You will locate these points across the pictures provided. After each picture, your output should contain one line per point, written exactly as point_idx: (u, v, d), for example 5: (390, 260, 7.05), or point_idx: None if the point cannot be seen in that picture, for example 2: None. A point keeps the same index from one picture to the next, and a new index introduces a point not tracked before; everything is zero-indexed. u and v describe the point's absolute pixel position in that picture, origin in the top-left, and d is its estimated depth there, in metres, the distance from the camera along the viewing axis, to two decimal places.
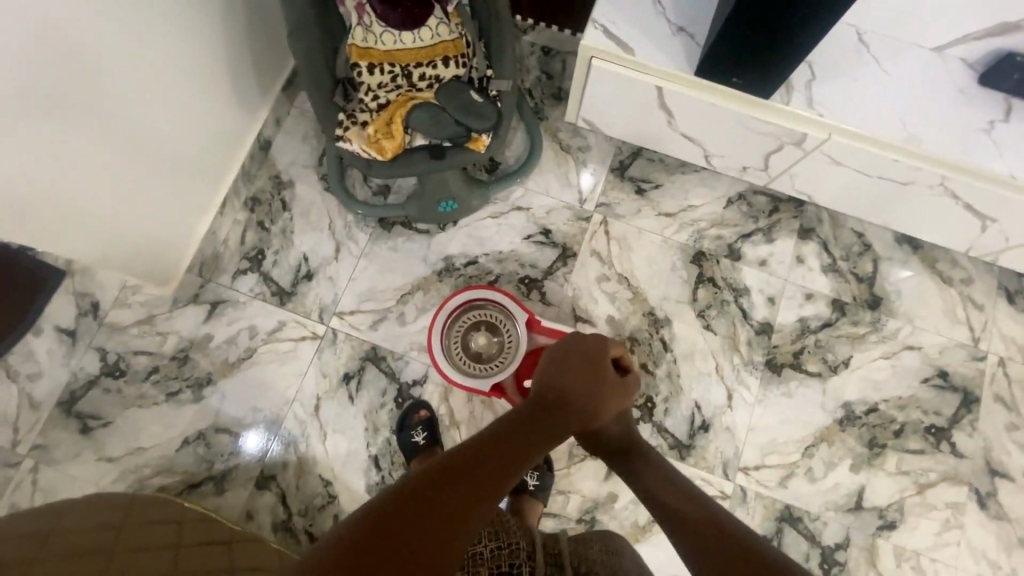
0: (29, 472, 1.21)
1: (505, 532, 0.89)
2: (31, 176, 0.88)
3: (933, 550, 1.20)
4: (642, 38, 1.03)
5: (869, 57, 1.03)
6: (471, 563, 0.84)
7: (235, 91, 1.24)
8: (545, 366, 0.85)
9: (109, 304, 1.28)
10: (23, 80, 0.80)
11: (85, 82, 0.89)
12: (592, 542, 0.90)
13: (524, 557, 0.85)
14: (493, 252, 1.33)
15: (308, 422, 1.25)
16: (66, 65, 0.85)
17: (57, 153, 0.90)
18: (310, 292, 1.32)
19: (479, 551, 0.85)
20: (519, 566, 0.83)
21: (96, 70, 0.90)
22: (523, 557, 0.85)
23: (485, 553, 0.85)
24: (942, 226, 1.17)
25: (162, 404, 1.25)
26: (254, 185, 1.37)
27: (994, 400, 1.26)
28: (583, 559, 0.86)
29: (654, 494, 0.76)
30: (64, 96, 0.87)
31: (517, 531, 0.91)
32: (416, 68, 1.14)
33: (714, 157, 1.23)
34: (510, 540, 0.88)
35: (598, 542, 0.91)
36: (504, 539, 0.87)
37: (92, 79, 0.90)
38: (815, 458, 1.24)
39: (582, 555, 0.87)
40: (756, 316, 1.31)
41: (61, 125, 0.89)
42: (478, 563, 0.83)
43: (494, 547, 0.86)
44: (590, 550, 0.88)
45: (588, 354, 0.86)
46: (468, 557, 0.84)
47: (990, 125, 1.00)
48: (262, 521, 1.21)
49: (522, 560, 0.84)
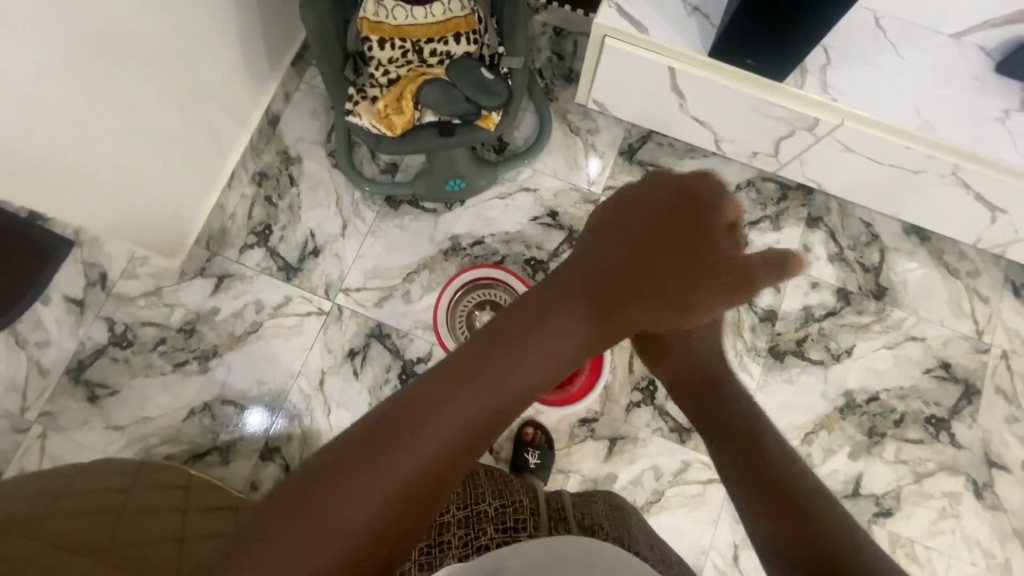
0: (38, 438, 1.22)
1: (509, 490, 0.89)
2: (44, 152, 0.89)
3: (928, 538, 1.21)
4: (657, 18, 1.02)
5: (885, 41, 1.02)
6: (476, 520, 0.84)
7: (245, 66, 1.24)
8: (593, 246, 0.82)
9: (117, 275, 1.29)
10: (38, 56, 0.80)
11: (97, 60, 0.90)
12: (598, 498, 0.91)
13: (529, 513, 0.84)
14: (499, 232, 1.33)
15: (313, 396, 1.27)
16: (82, 44, 0.86)
17: (71, 129, 0.91)
18: (316, 268, 1.32)
19: (482, 509, 0.85)
20: (525, 521, 0.83)
21: (109, 48, 0.91)
22: (527, 511, 0.84)
23: (490, 510, 0.85)
24: (953, 216, 1.16)
25: (169, 374, 1.27)
26: (262, 160, 1.38)
27: (996, 393, 1.27)
28: (586, 513, 0.86)
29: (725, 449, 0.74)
30: (71, 67, 0.86)
31: (521, 490, 0.90)
32: (427, 44, 1.13)
33: (725, 141, 1.22)
34: (514, 497, 0.87)
35: (600, 496, 0.92)
36: (508, 497, 0.87)
37: (105, 57, 0.91)
38: (814, 445, 1.25)
39: (585, 508, 0.88)
40: (760, 303, 1.31)
41: (76, 105, 0.90)
42: (483, 520, 0.84)
43: (498, 503, 0.86)
44: (596, 504, 0.89)
45: (648, 223, 0.82)
46: (472, 513, 0.85)
47: (1004, 113, 0.99)
48: (266, 492, 1.22)
49: (528, 516, 0.84)
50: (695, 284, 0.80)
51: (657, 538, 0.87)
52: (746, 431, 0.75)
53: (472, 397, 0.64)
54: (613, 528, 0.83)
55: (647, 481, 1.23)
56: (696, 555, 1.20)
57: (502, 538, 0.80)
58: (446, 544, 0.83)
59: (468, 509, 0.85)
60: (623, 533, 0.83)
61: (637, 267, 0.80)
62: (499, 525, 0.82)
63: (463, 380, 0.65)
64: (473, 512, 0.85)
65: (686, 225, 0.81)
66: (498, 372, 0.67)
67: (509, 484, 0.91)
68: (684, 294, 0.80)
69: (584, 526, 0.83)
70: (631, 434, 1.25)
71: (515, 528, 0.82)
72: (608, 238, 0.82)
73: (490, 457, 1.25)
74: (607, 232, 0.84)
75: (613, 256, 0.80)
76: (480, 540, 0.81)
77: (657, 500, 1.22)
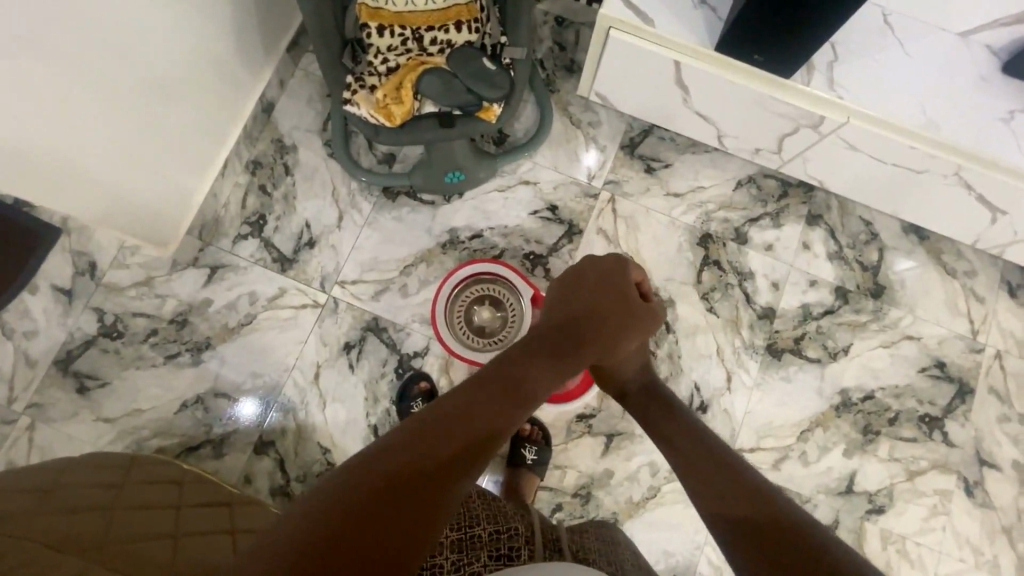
0: (26, 430, 1.20)
1: (504, 517, 0.88)
2: (34, 143, 0.87)
3: (919, 534, 1.22)
4: (664, 11, 1.00)
5: (893, 39, 1.01)
6: (469, 545, 0.82)
7: (239, 51, 1.20)
8: (559, 302, 0.88)
9: (107, 264, 1.26)
10: (30, 48, 0.78)
11: (91, 51, 0.88)
12: (588, 532, 0.92)
13: (524, 541, 0.84)
14: (498, 226, 1.32)
15: (308, 389, 1.25)
16: (74, 35, 0.84)
17: (63, 121, 0.89)
18: (312, 260, 1.30)
19: (476, 533, 0.84)
20: (519, 549, 0.82)
21: (102, 39, 0.89)
22: (522, 539, 0.84)
23: (484, 535, 0.84)
24: (953, 216, 1.16)
25: (161, 366, 1.25)
26: (256, 149, 1.34)
27: (989, 392, 1.28)
28: (582, 546, 0.87)
29: (673, 443, 0.80)
30: (64, 58, 0.84)
31: (515, 515, 0.90)
32: (428, 32, 1.10)
33: (727, 137, 1.21)
34: (509, 524, 0.86)
35: (592, 530, 0.94)
36: (503, 524, 0.86)
37: (98, 47, 0.89)
38: (810, 442, 1.26)
39: (579, 541, 0.89)
40: (759, 301, 1.31)
41: (70, 97, 0.88)
42: (475, 545, 0.82)
43: (492, 530, 0.84)
44: (587, 538, 0.90)
45: (606, 278, 0.88)
46: (464, 538, 0.83)
47: (1009, 114, 0.98)
48: (260, 486, 1.21)
49: (520, 541, 0.83)
50: (631, 328, 0.87)
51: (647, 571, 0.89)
52: (671, 417, 0.85)
53: (456, 430, 0.63)
54: (606, 563, 0.84)
55: (643, 477, 1.23)
56: (691, 550, 1.21)
57: (496, 566, 0.79)
58: (438, 570, 0.80)
59: (461, 534, 0.84)
60: (615, 569, 0.83)
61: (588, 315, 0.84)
62: (493, 552, 0.81)
63: (445, 415, 0.64)
64: (467, 535, 0.84)
65: (620, 281, 0.88)
66: (482, 407, 0.68)
67: (503, 510, 0.90)
68: (637, 334, 0.87)
69: (578, 557, 0.84)
70: (628, 430, 1.25)
71: (509, 555, 0.81)
72: (574, 290, 0.88)
73: None
74: (556, 295, 0.89)
75: (582, 301, 0.86)
76: (473, 566, 0.79)
77: (653, 496, 1.22)
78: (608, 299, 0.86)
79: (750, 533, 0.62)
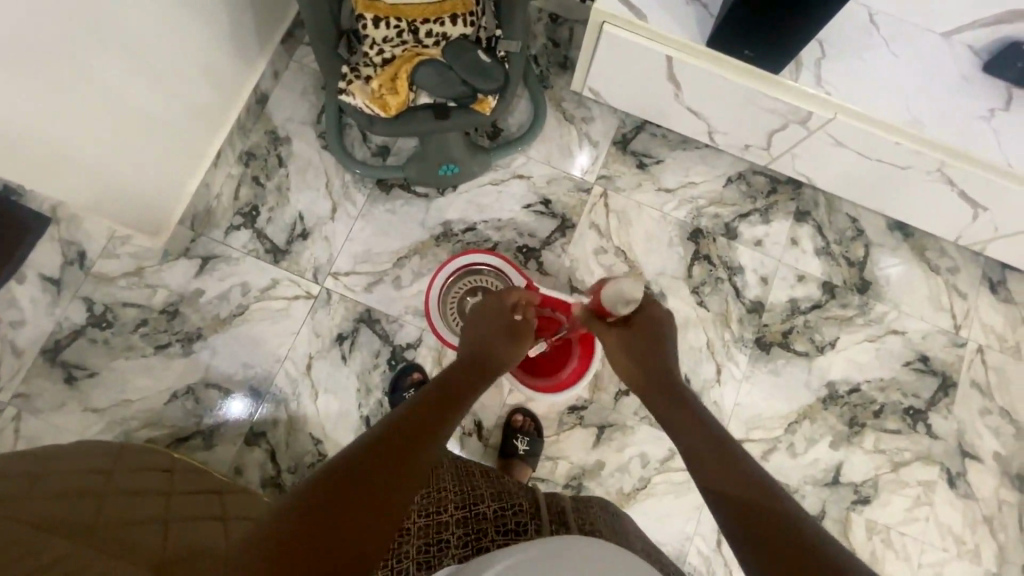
0: (11, 420, 1.18)
1: (508, 495, 0.89)
2: (28, 134, 0.87)
3: (903, 524, 1.25)
4: (657, 6, 1.01)
5: (878, 37, 1.03)
6: (474, 521, 0.84)
7: (234, 43, 1.21)
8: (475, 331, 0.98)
9: (96, 254, 1.25)
10: (25, 34, 0.78)
11: (87, 39, 0.88)
12: (593, 503, 0.93)
13: (530, 516, 0.85)
14: (492, 219, 1.33)
15: (300, 380, 1.25)
16: (69, 23, 0.84)
17: (59, 110, 0.89)
18: (305, 251, 1.30)
19: (481, 510, 0.85)
20: (526, 525, 0.83)
21: (97, 28, 0.89)
22: (527, 514, 0.85)
23: (488, 512, 0.85)
24: (936, 211, 1.19)
25: (150, 356, 1.24)
26: (249, 140, 1.34)
27: (971, 385, 1.30)
28: (586, 516, 0.87)
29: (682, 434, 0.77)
30: (59, 46, 0.84)
31: (520, 492, 0.90)
32: (423, 25, 1.11)
33: (718, 133, 1.24)
34: (513, 500, 0.87)
35: (597, 502, 0.94)
36: (507, 501, 0.87)
37: (94, 37, 0.89)
38: (797, 434, 1.28)
39: (584, 511, 0.89)
40: (748, 295, 1.33)
41: (65, 87, 0.88)
42: (481, 522, 0.84)
43: (497, 506, 0.86)
44: (591, 507, 0.91)
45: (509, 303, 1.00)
46: (470, 514, 0.85)
47: (990, 112, 1.01)
48: (251, 477, 1.20)
49: (525, 516, 0.84)
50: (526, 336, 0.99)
51: (652, 547, 0.89)
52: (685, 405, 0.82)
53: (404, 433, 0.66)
54: (611, 534, 0.86)
55: (634, 468, 1.24)
56: (681, 541, 1.22)
57: (505, 542, 0.81)
58: (446, 544, 0.82)
59: (466, 511, 0.85)
60: (621, 539, 0.86)
61: (501, 317, 0.97)
62: (500, 527, 0.83)
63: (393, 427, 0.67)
64: (472, 512, 0.85)
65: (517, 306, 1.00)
66: (426, 414, 0.72)
67: (508, 488, 0.91)
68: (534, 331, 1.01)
69: (585, 530, 0.85)
70: (619, 421, 1.26)
71: (517, 530, 0.82)
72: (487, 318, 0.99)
73: (479, 444, 1.25)
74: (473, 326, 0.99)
75: (492, 326, 0.97)
76: (482, 542, 0.81)
77: (644, 487, 1.24)
78: (496, 326, 0.97)
79: (759, 526, 0.60)
